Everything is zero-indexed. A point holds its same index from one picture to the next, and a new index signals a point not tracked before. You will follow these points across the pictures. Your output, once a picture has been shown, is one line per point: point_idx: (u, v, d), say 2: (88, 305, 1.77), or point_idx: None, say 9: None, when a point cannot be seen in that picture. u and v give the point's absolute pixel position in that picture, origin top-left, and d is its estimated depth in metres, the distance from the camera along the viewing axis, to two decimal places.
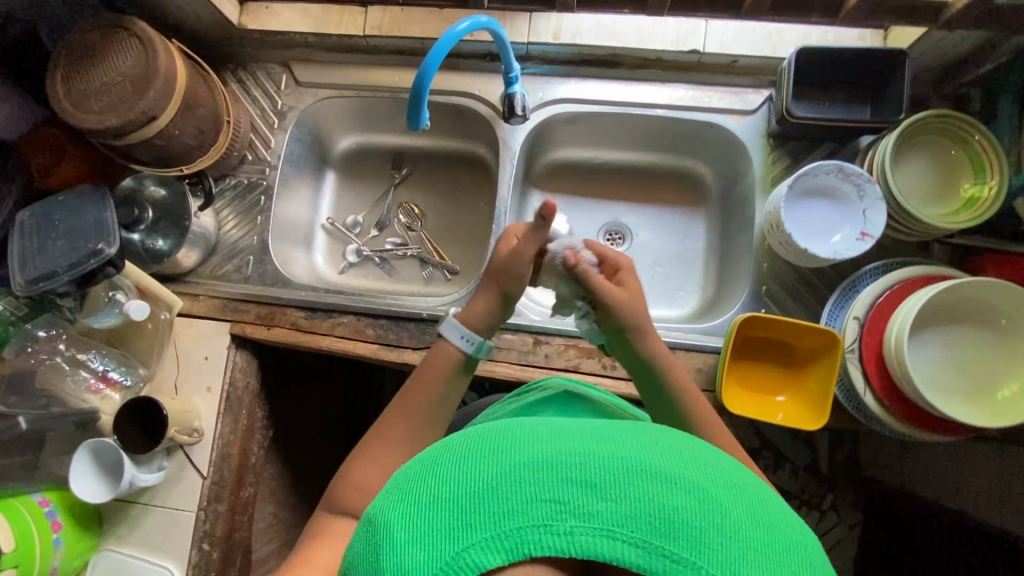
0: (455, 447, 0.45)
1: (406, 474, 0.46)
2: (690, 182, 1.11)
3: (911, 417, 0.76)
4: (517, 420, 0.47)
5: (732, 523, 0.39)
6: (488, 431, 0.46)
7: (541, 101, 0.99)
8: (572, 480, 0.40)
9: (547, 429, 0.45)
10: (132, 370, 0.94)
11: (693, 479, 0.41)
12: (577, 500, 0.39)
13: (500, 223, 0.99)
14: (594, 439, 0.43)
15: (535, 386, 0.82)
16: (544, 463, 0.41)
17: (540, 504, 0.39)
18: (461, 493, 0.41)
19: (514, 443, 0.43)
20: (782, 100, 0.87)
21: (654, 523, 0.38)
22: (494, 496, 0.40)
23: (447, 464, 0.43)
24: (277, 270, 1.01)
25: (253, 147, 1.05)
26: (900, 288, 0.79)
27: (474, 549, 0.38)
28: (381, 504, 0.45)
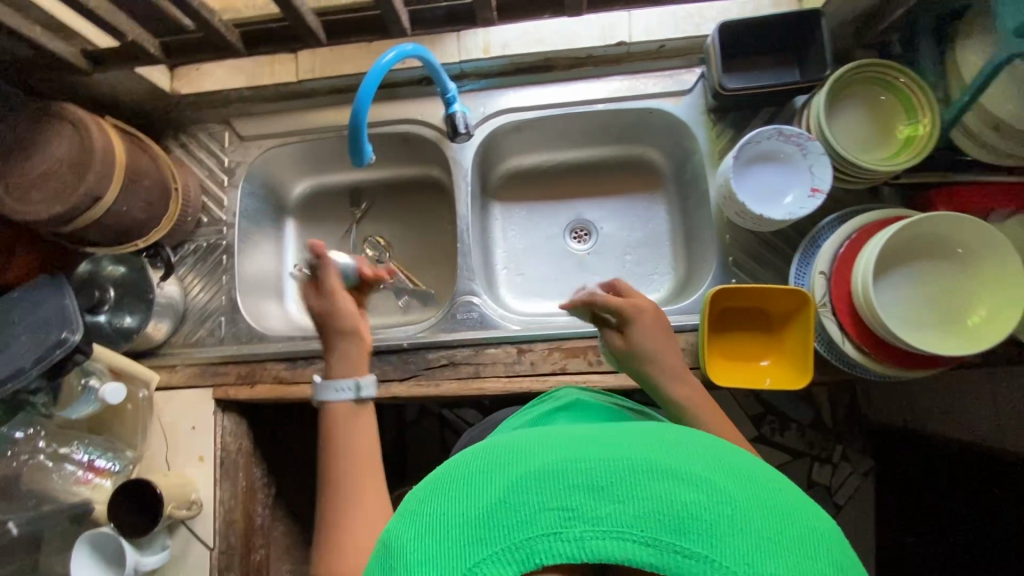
0: (462, 465, 0.46)
1: (415, 496, 0.46)
2: (644, 169, 1.13)
3: (891, 359, 0.78)
4: (521, 433, 0.48)
5: (744, 513, 0.39)
6: (493, 447, 0.46)
7: (484, 114, 1.01)
8: (578, 485, 0.40)
9: (551, 438, 0.45)
10: (119, 454, 0.91)
11: (700, 474, 0.41)
12: (585, 505, 0.39)
13: (465, 240, 1.00)
14: (597, 443, 0.44)
15: (543, 398, 0.82)
16: (549, 471, 0.41)
17: (548, 512, 0.39)
18: (470, 509, 0.41)
19: (521, 455, 0.44)
20: (713, 76, 0.89)
21: (664, 521, 0.38)
22: (503, 509, 0.40)
23: (454, 482, 0.44)
24: (251, 326, 1.00)
25: (207, 208, 1.04)
26: (857, 236, 0.81)
27: (486, 564, 0.39)
28: (394, 528, 0.45)
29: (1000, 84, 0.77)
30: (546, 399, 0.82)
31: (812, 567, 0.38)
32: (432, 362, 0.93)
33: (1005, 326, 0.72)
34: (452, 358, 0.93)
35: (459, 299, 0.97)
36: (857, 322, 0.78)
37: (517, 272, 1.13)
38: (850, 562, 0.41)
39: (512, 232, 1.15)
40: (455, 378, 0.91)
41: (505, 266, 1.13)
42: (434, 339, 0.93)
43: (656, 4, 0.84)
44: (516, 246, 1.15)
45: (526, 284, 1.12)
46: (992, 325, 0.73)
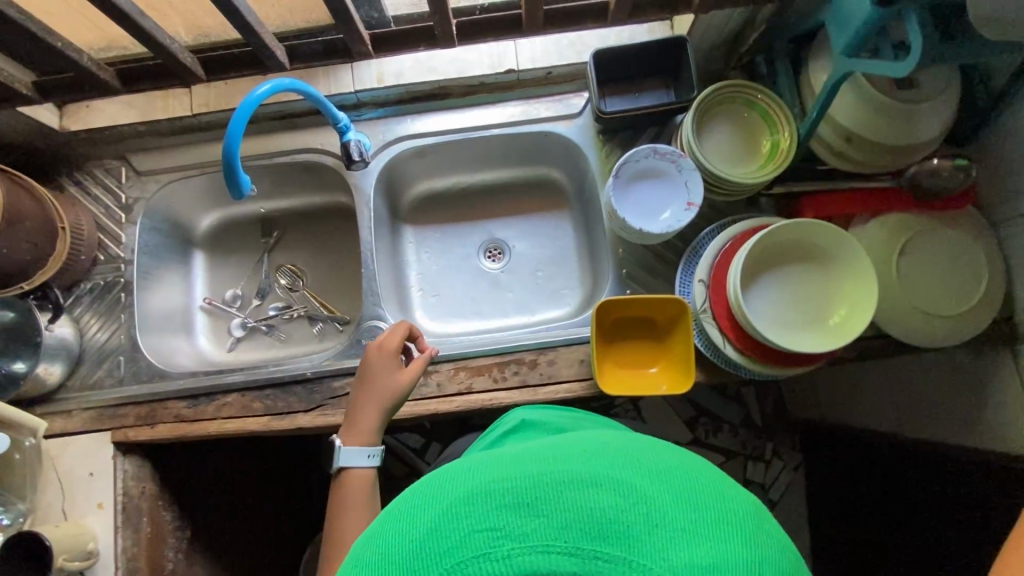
0: (401, 504, 0.47)
1: (356, 541, 0.47)
2: (549, 188, 1.17)
3: (768, 358, 0.83)
4: (453, 462, 0.49)
5: (656, 509, 0.41)
6: (427, 481, 0.47)
7: (384, 141, 1.03)
8: (505, 504, 0.41)
9: (479, 462, 0.47)
10: (10, 507, 0.86)
11: (619, 477, 0.43)
12: (511, 523, 0.40)
13: (369, 265, 1.00)
14: (523, 460, 0.45)
15: (498, 424, 0.83)
16: (478, 494, 0.42)
17: (476, 535, 0.40)
18: (403, 546, 0.42)
19: (454, 482, 0.45)
20: (593, 101, 0.94)
21: (586, 528, 0.40)
22: (434, 539, 0.41)
23: (391, 521, 0.45)
24: (151, 364, 0.97)
25: (104, 245, 1.02)
26: (730, 245, 0.86)
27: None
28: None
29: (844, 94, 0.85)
30: (501, 424, 0.83)
31: (723, 550, 0.40)
32: (338, 390, 0.93)
33: (860, 321, 0.78)
34: None
35: (364, 325, 0.98)
36: (733, 326, 0.83)
37: (432, 293, 1.15)
38: (765, 534, 0.44)
39: (426, 254, 1.17)
40: None
41: (420, 289, 1.15)
42: (339, 367, 0.94)
43: (531, 35, 0.89)
44: (431, 268, 1.16)
45: (441, 305, 1.14)
46: (850, 322, 0.79)
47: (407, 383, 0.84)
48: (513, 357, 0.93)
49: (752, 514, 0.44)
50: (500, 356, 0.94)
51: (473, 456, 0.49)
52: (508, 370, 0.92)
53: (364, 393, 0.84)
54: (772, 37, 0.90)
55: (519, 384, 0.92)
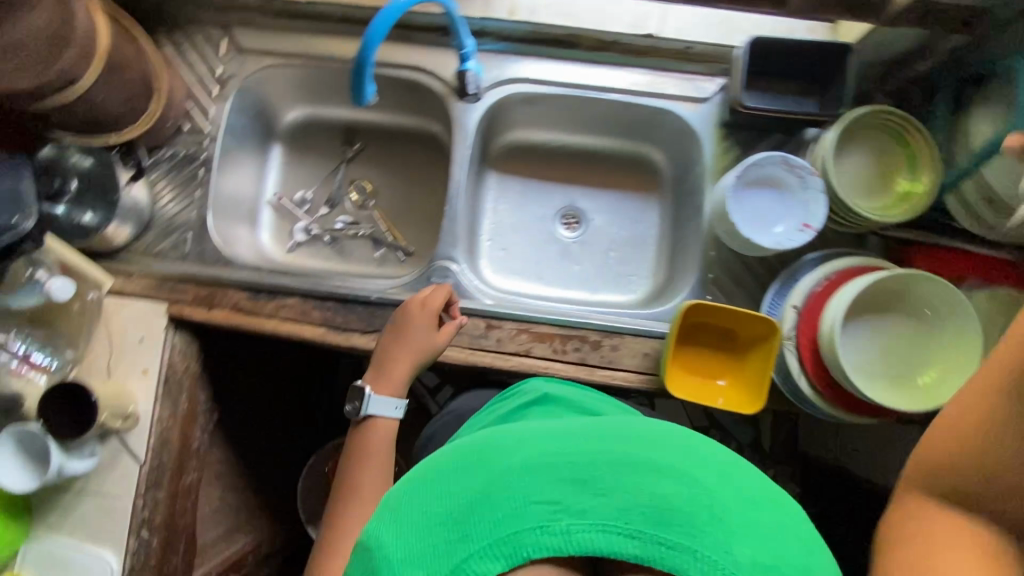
0: (464, 463, 0.56)
1: (408, 495, 0.55)
2: (645, 168, 1.11)
3: (840, 401, 0.81)
4: (503, 436, 0.57)
5: (711, 499, 0.50)
6: (488, 447, 0.56)
7: (497, 78, 0.97)
8: (567, 482, 0.50)
9: (530, 440, 0.55)
10: (58, 352, 0.90)
11: (666, 465, 0.52)
12: (569, 500, 0.49)
13: (453, 204, 0.96)
14: (575, 445, 0.54)
15: (513, 389, 0.85)
16: (543, 470, 0.51)
17: (537, 507, 0.49)
18: (463, 508, 0.51)
19: (518, 454, 0.54)
20: (735, 90, 0.87)
21: (644, 514, 0.48)
22: (494, 507, 0.50)
23: (448, 481, 0.54)
24: (217, 249, 0.96)
25: (191, 116, 0.98)
26: (836, 279, 0.82)
27: (478, 557, 0.48)
28: (392, 523, 0.54)
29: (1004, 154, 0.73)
30: (515, 390, 0.85)
31: (763, 543, 0.48)
32: None
33: (951, 388, 0.76)
34: None
35: (435, 263, 0.95)
36: (815, 360, 0.81)
37: (500, 246, 1.12)
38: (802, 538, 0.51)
39: (504, 204, 1.14)
40: None
41: (489, 238, 1.12)
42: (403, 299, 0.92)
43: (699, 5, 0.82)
44: (504, 220, 1.13)
45: (507, 260, 1.11)
46: (938, 388, 0.77)
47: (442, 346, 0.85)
48: (577, 333, 0.91)
49: (783, 512, 0.53)
50: (564, 329, 0.91)
51: (521, 432, 0.58)
52: (570, 344, 0.90)
53: (397, 346, 0.85)
54: (947, 70, 0.83)
55: (578, 361, 0.90)
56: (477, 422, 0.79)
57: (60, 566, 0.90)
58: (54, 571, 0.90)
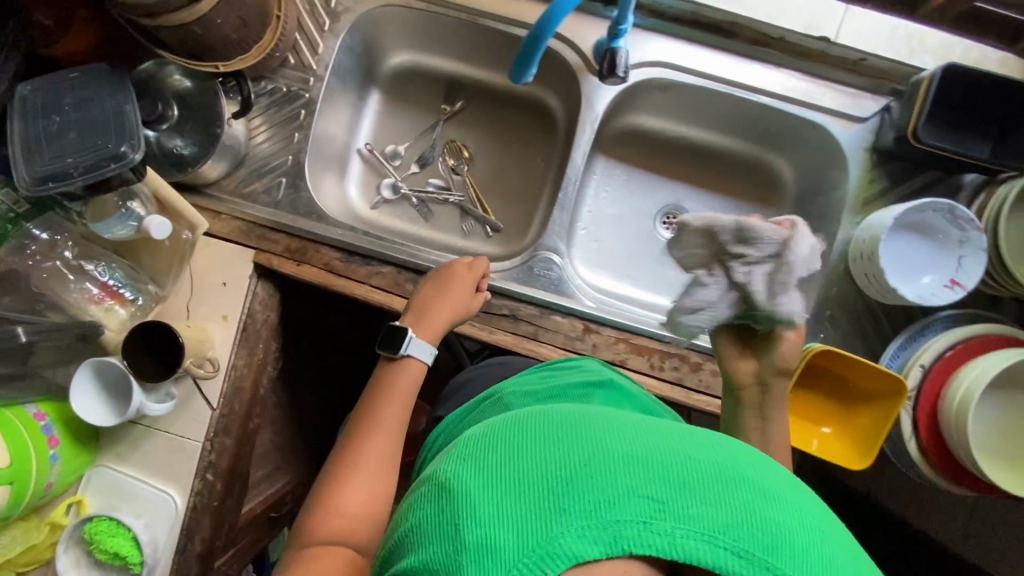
0: (531, 427, 0.45)
1: (480, 443, 0.45)
2: (766, 179, 1.03)
3: (948, 472, 0.77)
4: (592, 411, 0.47)
5: (838, 550, 0.39)
6: (564, 419, 0.45)
7: (640, 60, 0.88)
8: (670, 479, 0.39)
9: (632, 424, 0.45)
10: (141, 286, 0.85)
11: (789, 494, 0.41)
12: (680, 501, 0.38)
13: (567, 192, 0.89)
14: (691, 442, 0.43)
15: (561, 363, 0.80)
16: (639, 456, 0.40)
17: (641, 499, 0.38)
18: (550, 474, 0.39)
19: (605, 432, 0.42)
20: (913, 120, 0.78)
21: (764, 538, 0.37)
22: (590, 480, 0.38)
23: (532, 439, 0.43)
24: (312, 200, 0.90)
25: (298, 49, 0.90)
26: (971, 345, 0.77)
27: (570, 537, 0.37)
28: (449, 472, 0.43)
29: None
30: (571, 364, 0.80)
31: None
32: (494, 308, 0.87)
33: None
34: (515, 311, 0.87)
35: (538, 253, 0.89)
36: (931, 425, 0.77)
37: (594, 238, 1.06)
38: None
39: (604, 193, 1.07)
40: (511, 333, 0.86)
41: (585, 227, 1.06)
42: (502, 285, 0.87)
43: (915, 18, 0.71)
44: (603, 210, 1.06)
45: (600, 254, 1.05)
46: None
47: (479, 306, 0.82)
48: (678, 351, 0.87)
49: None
50: (665, 345, 0.87)
51: (618, 414, 0.47)
52: (668, 361, 0.86)
53: (436, 298, 0.81)
54: None
55: (674, 380, 0.86)
56: (526, 385, 0.72)
57: (123, 496, 0.89)
58: (117, 500, 0.89)
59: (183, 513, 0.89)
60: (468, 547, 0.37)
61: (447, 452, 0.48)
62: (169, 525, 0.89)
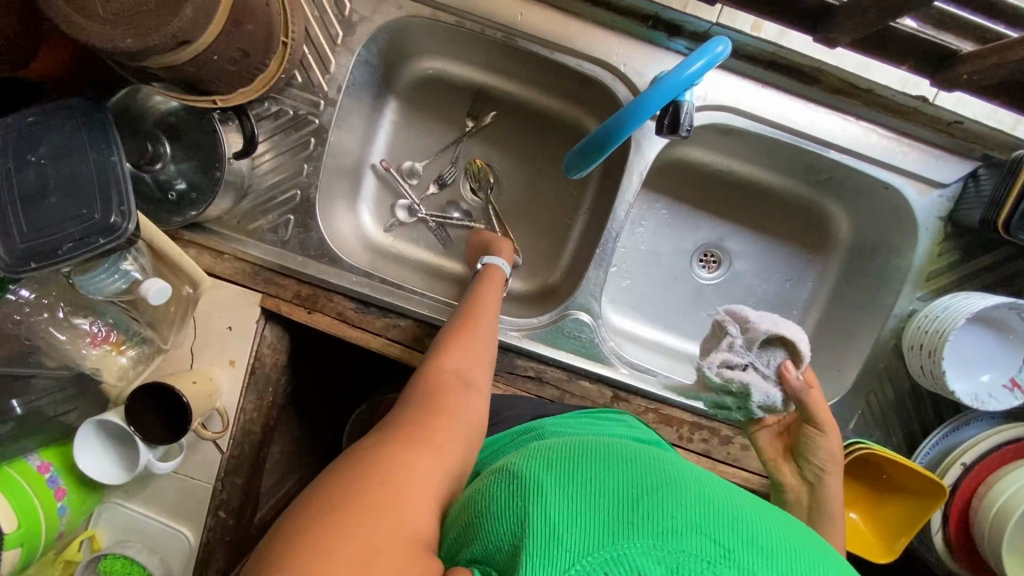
0: (612, 449, 0.49)
1: (555, 449, 0.49)
2: (817, 224, 0.94)
3: (973, 569, 0.76)
4: (670, 458, 0.50)
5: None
6: (645, 455, 0.49)
7: (702, 102, 0.76)
8: (739, 531, 0.41)
9: (704, 476, 0.48)
10: (140, 334, 0.79)
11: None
12: (742, 554, 0.39)
13: (606, 247, 0.82)
14: (759, 510, 0.45)
15: (601, 413, 0.75)
16: (712, 501, 0.43)
17: (705, 538, 0.40)
18: (624, 494, 0.43)
19: (682, 475, 0.46)
20: (1003, 208, 0.70)
21: None
22: (661, 505, 0.42)
23: (609, 459, 0.46)
24: (324, 241, 0.82)
25: (306, 66, 0.77)
26: (1018, 447, 0.74)
27: (636, 552, 0.38)
28: (527, 464, 0.47)
29: None
30: (611, 416, 0.75)
31: None
32: (518, 369, 0.82)
33: None
34: (541, 373, 0.82)
35: (568, 310, 0.83)
36: (962, 523, 0.75)
37: (625, 275, 0.99)
38: None
39: (640, 228, 0.98)
40: (536, 396, 0.81)
41: (616, 265, 0.98)
42: (529, 346, 0.82)
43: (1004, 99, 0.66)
44: (637, 247, 0.98)
45: (629, 293, 0.99)
46: None
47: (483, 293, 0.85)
48: (708, 422, 0.83)
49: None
50: (695, 415, 0.83)
51: (690, 465, 0.50)
52: (697, 432, 0.82)
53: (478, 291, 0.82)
54: None
55: (702, 452, 0.82)
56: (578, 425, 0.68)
57: (135, 531, 0.88)
58: (129, 534, 0.88)
59: (196, 549, 0.89)
60: (539, 532, 0.40)
61: (518, 452, 0.52)
62: (183, 559, 0.89)
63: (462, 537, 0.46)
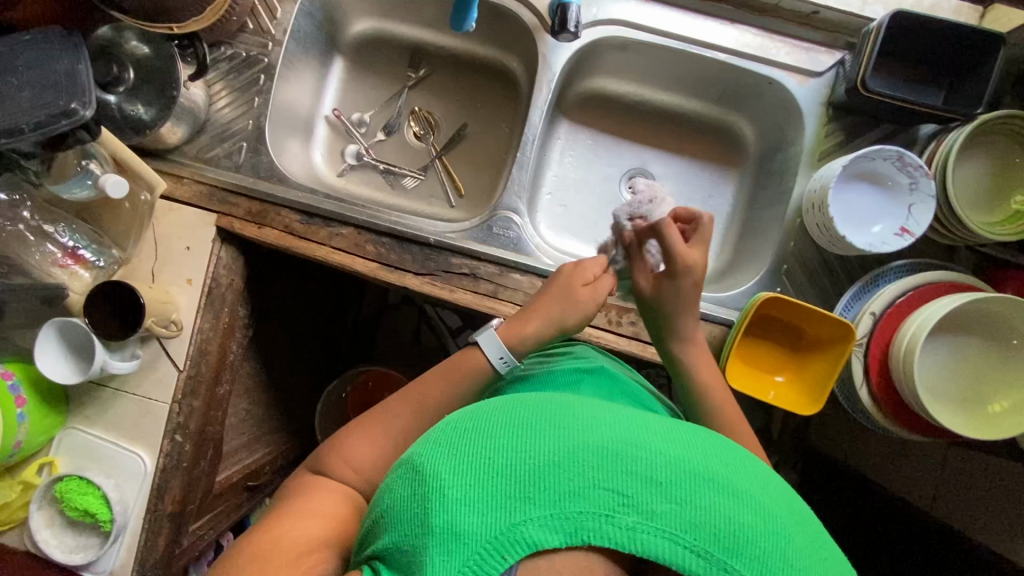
0: (511, 415, 0.48)
1: (459, 430, 0.49)
2: (730, 141, 1.02)
3: (902, 418, 0.77)
4: (573, 404, 0.50)
5: (789, 546, 0.43)
6: (544, 407, 0.49)
7: (595, 17, 0.88)
8: (635, 475, 0.43)
9: (610, 420, 0.48)
10: (105, 250, 0.86)
11: (751, 493, 0.44)
12: (640, 496, 0.42)
13: (525, 151, 0.91)
14: (663, 438, 0.47)
15: (556, 350, 0.82)
16: (610, 452, 0.44)
17: (604, 493, 0.42)
18: (524, 466, 0.44)
19: (579, 425, 0.46)
20: (859, 70, 0.79)
21: (719, 536, 0.41)
22: (558, 474, 0.43)
23: (510, 432, 0.46)
24: (272, 163, 0.91)
25: (256, 14, 0.91)
26: (923, 292, 0.78)
27: (536, 524, 0.42)
28: (429, 454, 0.47)
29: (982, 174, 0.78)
30: (565, 350, 0.82)
31: None
32: (453, 267, 0.88)
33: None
34: (475, 270, 0.88)
35: (498, 213, 0.91)
36: (883, 371, 0.78)
37: (559, 202, 1.04)
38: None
39: (569, 158, 1.05)
40: (472, 292, 0.87)
41: (549, 192, 1.04)
42: (462, 244, 0.88)
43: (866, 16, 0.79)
44: (568, 176, 1.05)
45: (565, 219, 1.03)
46: (1008, 418, 0.73)
47: (580, 304, 0.75)
48: (635, 306, 0.87)
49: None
50: (622, 300, 0.87)
51: (599, 409, 0.50)
52: (625, 316, 0.87)
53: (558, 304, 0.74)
54: None
55: (631, 335, 0.86)
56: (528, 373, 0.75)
57: (94, 458, 0.90)
58: (88, 461, 0.90)
59: (153, 473, 0.90)
60: (443, 529, 0.42)
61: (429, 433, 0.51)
62: (140, 485, 0.90)
63: (383, 528, 0.47)
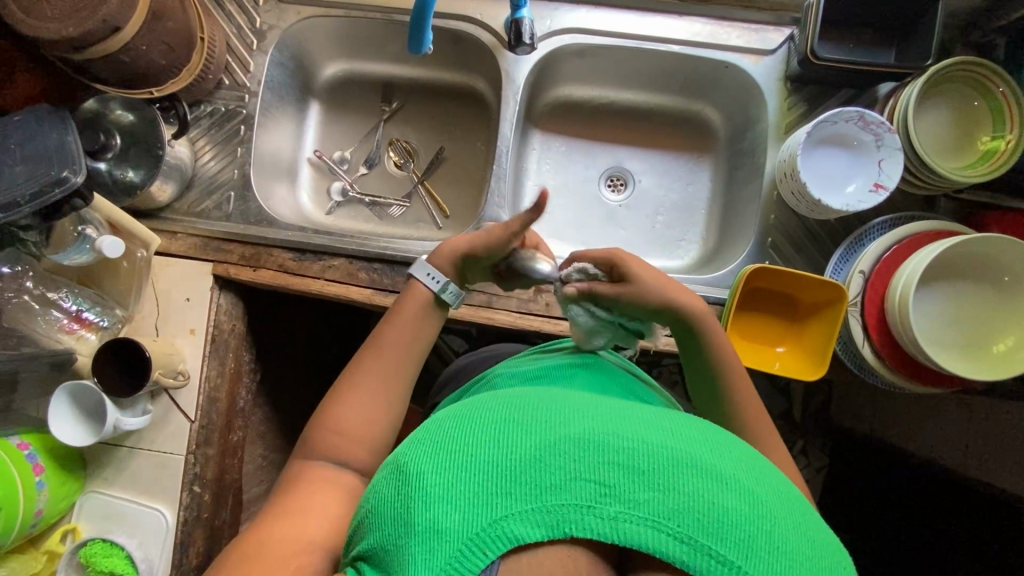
0: (493, 412, 0.46)
1: (438, 426, 0.46)
2: (698, 128, 1.05)
3: (907, 371, 0.77)
4: (560, 399, 0.47)
5: (780, 529, 0.40)
6: (528, 403, 0.46)
7: (549, 29, 0.94)
8: (620, 464, 0.40)
9: (593, 412, 0.45)
10: (108, 311, 0.89)
11: (740, 480, 0.41)
12: (624, 485, 0.39)
13: (501, 163, 0.95)
14: (649, 426, 0.44)
15: (551, 344, 0.80)
16: (593, 442, 0.41)
17: (587, 484, 0.39)
18: (501, 460, 0.41)
19: (563, 416, 0.44)
20: (807, 41, 0.82)
21: (705, 522, 0.38)
22: (541, 469, 0.40)
23: (486, 425, 0.44)
24: (261, 208, 0.95)
25: (230, 71, 0.97)
26: (908, 243, 0.78)
27: (516, 520, 0.38)
28: (412, 449, 0.44)
29: (944, 122, 0.80)
30: (560, 343, 0.81)
31: None
32: None
33: None
34: None
35: (483, 225, 0.94)
36: (882, 327, 0.77)
37: (543, 209, 1.06)
38: None
39: (546, 166, 1.08)
40: (466, 304, 0.88)
41: (532, 201, 1.06)
42: None
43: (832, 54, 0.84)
44: (548, 182, 1.07)
45: (550, 224, 1.05)
46: (1016, 355, 0.73)
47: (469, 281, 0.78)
48: None
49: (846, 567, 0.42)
50: None
51: (580, 400, 0.47)
52: None
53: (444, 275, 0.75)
54: None
55: None
56: (522, 364, 0.73)
57: (114, 519, 0.90)
58: (109, 522, 0.90)
59: (174, 528, 0.89)
60: (419, 528, 0.39)
61: (415, 432, 0.48)
62: (162, 541, 0.89)
63: (362, 533, 0.44)
